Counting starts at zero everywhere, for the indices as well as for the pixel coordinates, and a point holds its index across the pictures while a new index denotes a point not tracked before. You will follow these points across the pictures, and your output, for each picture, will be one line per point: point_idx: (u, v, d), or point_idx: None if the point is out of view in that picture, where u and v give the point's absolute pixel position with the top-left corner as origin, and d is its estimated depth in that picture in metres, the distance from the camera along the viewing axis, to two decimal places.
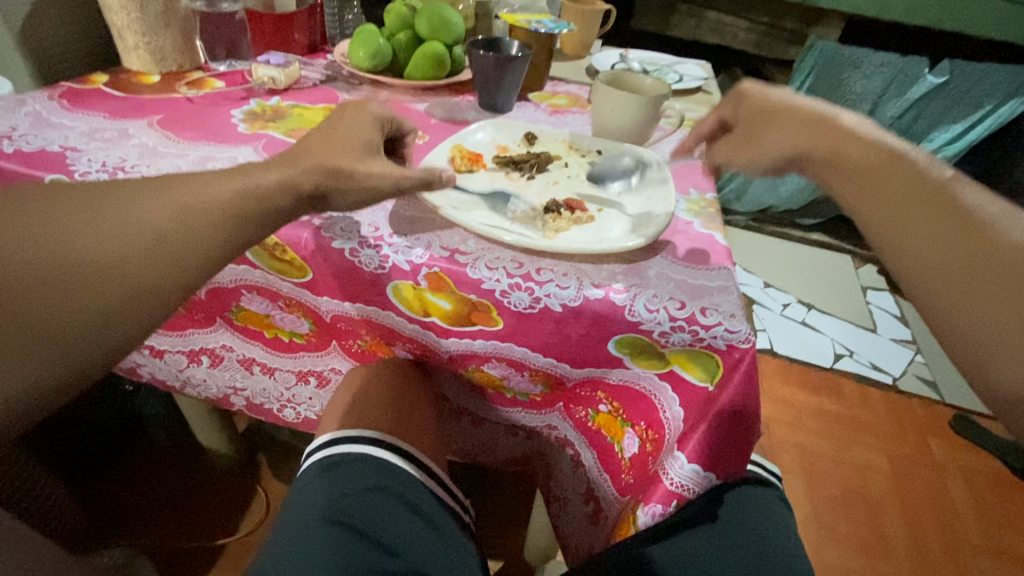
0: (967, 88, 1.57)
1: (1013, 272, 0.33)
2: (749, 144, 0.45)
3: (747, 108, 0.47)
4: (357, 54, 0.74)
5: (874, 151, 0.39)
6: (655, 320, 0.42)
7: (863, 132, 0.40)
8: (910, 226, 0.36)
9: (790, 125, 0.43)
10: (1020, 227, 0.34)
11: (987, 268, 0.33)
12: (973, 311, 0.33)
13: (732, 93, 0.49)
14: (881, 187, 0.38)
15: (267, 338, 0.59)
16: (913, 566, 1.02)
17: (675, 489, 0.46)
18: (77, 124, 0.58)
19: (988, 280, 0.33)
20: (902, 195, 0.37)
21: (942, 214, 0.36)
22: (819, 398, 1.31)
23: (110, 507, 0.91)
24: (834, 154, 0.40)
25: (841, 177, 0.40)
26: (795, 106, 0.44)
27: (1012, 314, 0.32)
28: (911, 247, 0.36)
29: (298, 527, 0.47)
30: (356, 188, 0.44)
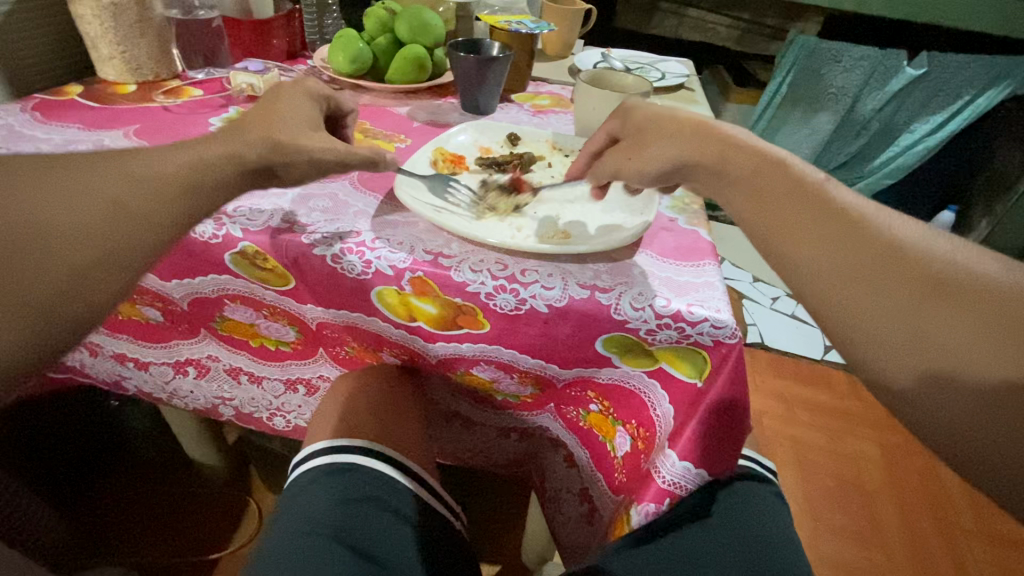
0: (947, 78, 1.58)
1: (894, 261, 0.35)
2: (648, 147, 0.46)
3: (640, 114, 0.48)
4: (337, 59, 0.73)
5: (755, 160, 0.42)
6: (641, 318, 0.42)
7: (737, 145, 0.43)
8: (797, 222, 0.38)
9: (675, 138, 0.45)
10: (889, 222, 0.37)
11: (867, 255, 0.35)
12: (856, 299, 0.34)
13: (620, 107, 0.51)
14: (766, 195, 0.40)
15: (252, 347, 0.58)
16: (907, 554, 1.02)
17: (667, 488, 0.46)
18: (51, 136, 0.57)
19: (865, 267, 0.35)
20: (783, 199, 0.39)
21: (821, 211, 0.38)
22: (811, 391, 1.32)
23: (98, 526, 0.89)
24: (721, 161, 0.43)
25: (735, 182, 0.42)
26: (681, 117, 0.46)
27: (906, 300, 0.33)
28: (799, 242, 0.37)
29: (287, 538, 0.47)
30: (301, 161, 0.44)
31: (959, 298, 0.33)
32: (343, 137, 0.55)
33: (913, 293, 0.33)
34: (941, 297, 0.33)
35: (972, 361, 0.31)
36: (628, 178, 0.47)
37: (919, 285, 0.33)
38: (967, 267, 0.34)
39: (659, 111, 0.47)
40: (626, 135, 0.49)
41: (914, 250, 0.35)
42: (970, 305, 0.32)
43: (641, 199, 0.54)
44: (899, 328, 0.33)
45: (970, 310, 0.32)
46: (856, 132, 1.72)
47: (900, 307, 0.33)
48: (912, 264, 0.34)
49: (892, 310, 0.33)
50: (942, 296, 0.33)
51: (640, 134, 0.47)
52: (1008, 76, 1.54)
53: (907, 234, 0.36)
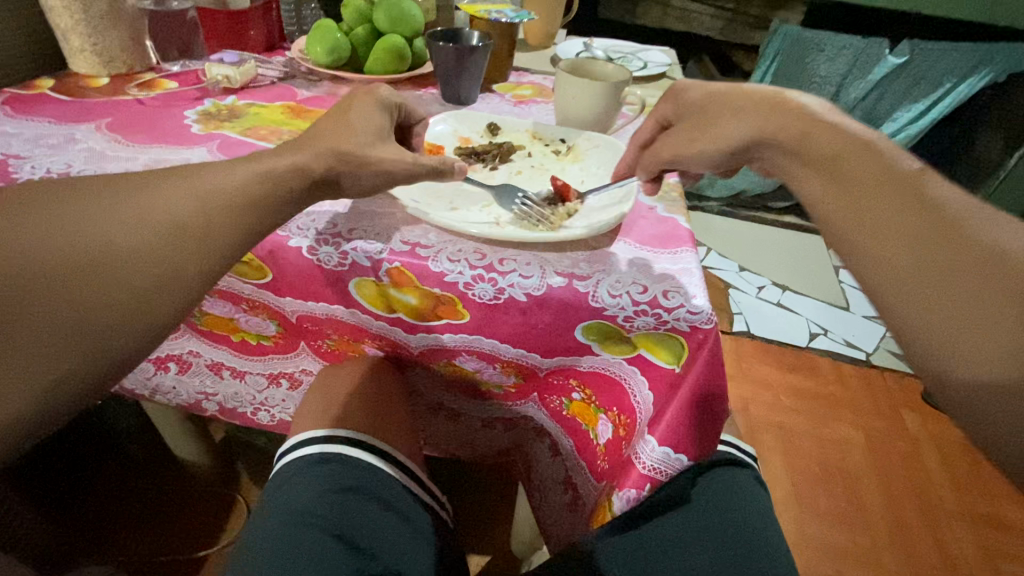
0: (927, 68, 1.61)
1: (981, 266, 0.32)
2: (707, 136, 0.46)
3: (704, 99, 0.48)
4: (314, 50, 0.72)
5: (840, 138, 0.39)
6: (618, 305, 0.42)
7: (822, 120, 0.41)
8: (875, 207, 0.36)
9: (753, 113, 0.43)
10: (984, 221, 0.34)
11: (949, 250, 0.33)
12: (932, 294, 0.33)
13: (680, 86, 0.50)
14: (844, 177, 0.38)
15: (233, 342, 0.57)
16: (890, 536, 1.04)
17: (648, 474, 0.47)
18: (20, 130, 0.56)
19: (948, 261, 0.33)
20: (863, 181, 0.37)
21: (905, 197, 0.36)
22: (796, 377, 1.34)
23: (85, 525, 0.89)
24: (796, 142, 0.40)
25: (805, 164, 0.40)
26: (752, 97, 0.44)
27: (983, 311, 0.31)
28: (874, 227, 0.36)
29: (273, 529, 0.46)
30: (369, 172, 0.44)
31: None
32: (413, 146, 0.55)
33: (1002, 296, 0.31)
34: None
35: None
36: (686, 159, 0.47)
37: (1009, 290, 0.31)
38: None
39: (725, 96, 0.46)
40: (691, 114, 0.49)
41: (1009, 251, 0.33)
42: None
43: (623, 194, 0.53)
44: (983, 330, 0.31)
45: None
46: None
47: (977, 317, 0.31)
48: (1001, 272, 0.32)
49: (977, 314, 0.31)
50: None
51: (707, 115, 0.47)
52: (990, 62, 1.56)
53: (1005, 235, 0.33)
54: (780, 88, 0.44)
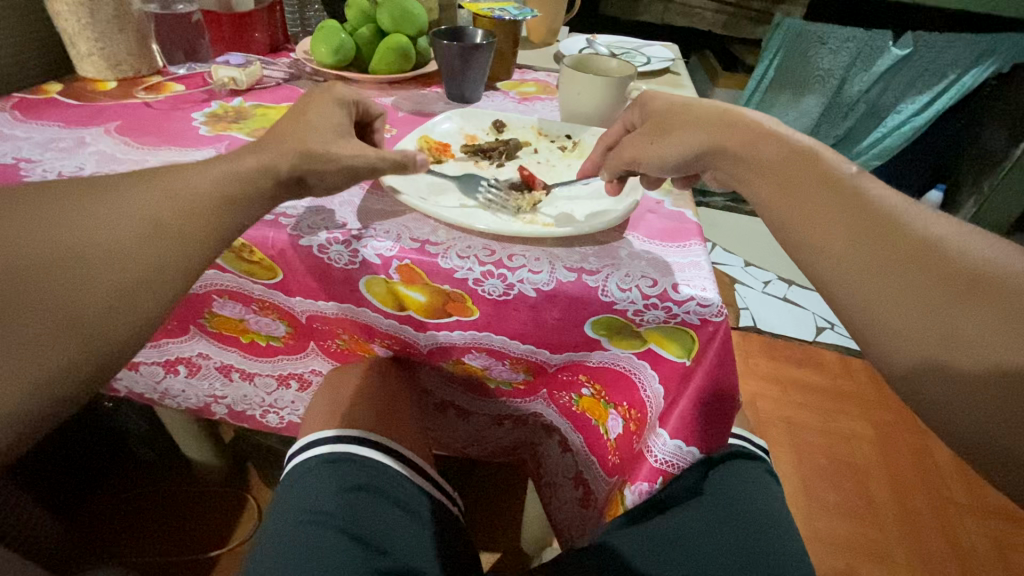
0: (931, 59, 1.58)
1: (922, 259, 0.34)
2: (666, 145, 0.46)
3: (659, 107, 0.49)
4: (319, 51, 0.73)
5: (785, 151, 0.42)
6: (628, 300, 0.43)
7: (766, 133, 0.43)
8: (822, 212, 0.38)
9: (704, 124, 0.45)
10: (919, 218, 0.37)
11: (890, 247, 0.35)
12: (879, 287, 0.35)
13: (639, 98, 0.51)
14: (792, 183, 0.40)
15: (244, 342, 0.58)
16: (900, 529, 1.04)
17: (660, 466, 0.46)
18: (31, 135, 0.56)
19: (892, 257, 0.35)
20: (809, 187, 0.39)
21: (848, 201, 0.38)
22: (804, 372, 1.33)
23: (100, 526, 0.90)
24: (746, 154, 0.43)
25: (756, 175, 0.42)
26: (704, 109, 0.46)
27: (929, 297, 0.33)
28: (823, 229, 0.37)
29: (286, 527, 0.47)
30: (315, 153, 0.44)
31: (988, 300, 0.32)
32: (374, 141, 0.54)
33: (943, 287, 0.33)
34: (967, 293, 0.32)
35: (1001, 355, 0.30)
36: (646, 167, 0.48)
37: (946, 280, 0.33)
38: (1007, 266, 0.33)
39: (678, 103, 0.48)
40: (646, 126, 0.49)
41: (946, 244, 0.35)
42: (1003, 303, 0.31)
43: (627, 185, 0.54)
44: (926, 320, 0.33)
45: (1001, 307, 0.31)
46: (844, 114, 1.71)
47: (925, 304, 0.33)
48: (941, 262, 0.34)
49: (919, 304, 0.33)
50: (967, 296, 0.32)
51: (664, 126, 0.48)
52: (994, 52, 1.53)
53: (942, 232, 0.36)
54: (727, 103, 0.47)
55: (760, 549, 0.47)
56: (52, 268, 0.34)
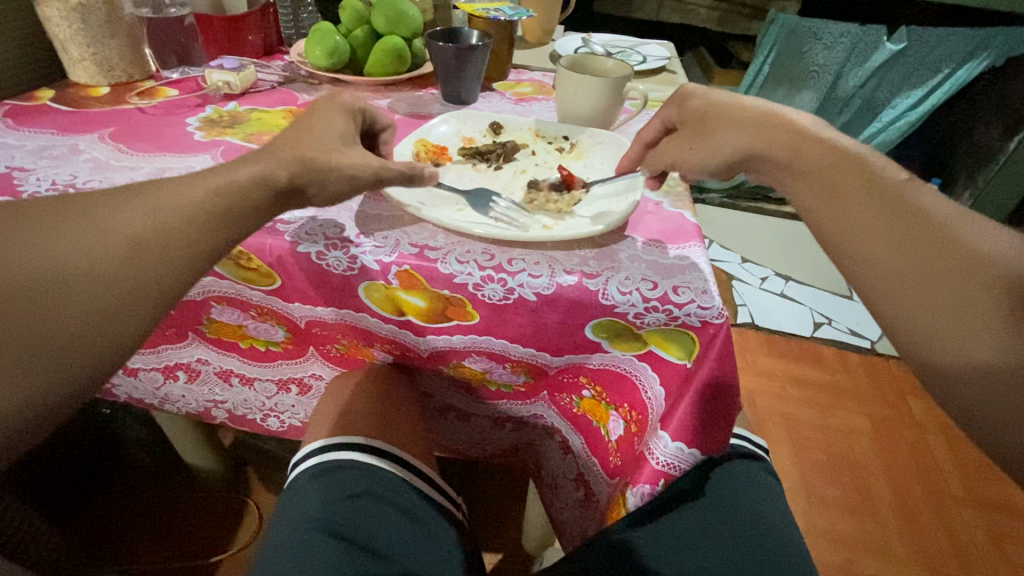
0: (925, 53, 1.58)
1: (967, 271, 0.35)
2: (708, 142, 0.47)
3: (698, 106, 0.49)
4: (314, 53, 0.72)
5: (831, 154, 0.41)
6: (629, 303, 0.42)
7: (810, 135, 0.43)
8: (863, 215, 0.38)
9: (746, 126, 0.45)
10: (967, 229, 0.37)
11: (929, 254, 0.36)
12: (915, 294, 0.36)
13: (677, 95, 0.51)
14: (839, 191, 0.40)
15: (242, 348, 0.57)
16: (900, 523, 1.05)
17: (662, 469, 0.47)
18: (24, 142, 0.56)
19: (930, 265, 0.36)
20: (855, 195, 0.39)
21: (889, 206, 0.38)
22: (801, 367, 1.34)
23: (100, 533, 0.89)
24: (787, 153, 0.43)
25: (799, 175, 0.42)
26: (745, 109, 0.46)
27: (970, 310, 0.34)
28: (862, 233, 0.38)
29: (288, 535, 0.47)
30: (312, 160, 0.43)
31: None
32: (383, 153, 0.54)
33: (976, 299, 0.34)
34: (1001, 305, 0.34)
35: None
36: (686, 168, 0.48)
37: (982, 291, 0.34)
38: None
39: (714, 101, 0.48)
40: (687, 123, 0.50)
41: (992, 256, 0.35)
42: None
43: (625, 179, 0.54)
44: (957, 328, 0.34)
45: None
46: (839, 110, 1.71)
47: (967, 316, 0.34)
48: (986, 276, 0.35)
49: (953, 313, 0.34)
50: (1008, 310, 0.33)
51: (701, 126, 0.48)
52: (988, 47, 1.55)
53: (988, 243, 0.36)
54: (768, 104, 0.46)
55: (761, 545, 0.47)
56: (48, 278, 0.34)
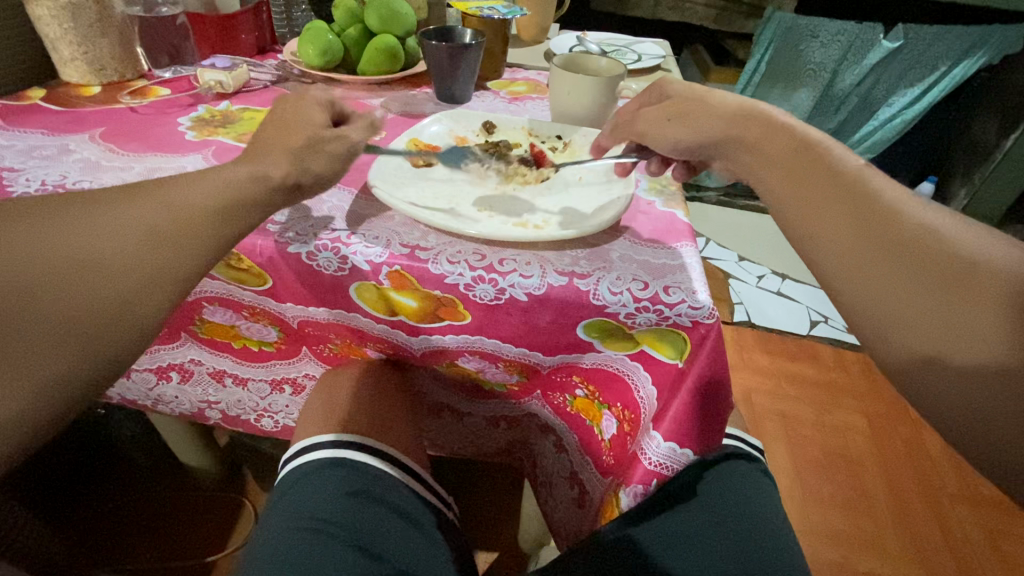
0: (922, 50, 1.57)
1: (920, 249, 0.35)
2: (687, 124, 0.46)
3: (682, 91, 0.49)
4: (306, 51, 0.72)
5: (792, 141, 0.42)
6: (620, 303, 0.42)
7: (775, 124, 0.43)
8: (818, 195, 0.39)
9: (717, 113, 0.45)
10: (919, 211, 0.37)
11: (878, 231, 0.36)
12: (866, 272, 0.36)
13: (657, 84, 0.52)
14: (799, 174, 0.40)
15: (235, 348, 0.57)
16: (895, 521, 1.05)
17: (654, 468, 0.47)
18: (14, 142, 0.55)
19: (880, 242, 0.36)
20: (813, 177, 0.40)
21: (847, 186, 0.38)
22: (797, 365, 1.34)
23: (95, 533, 0.89)
24: (755, 138, 0.43)
25: (762, 158, 0.42)
26: (723, 99, 0.46)
27: (920, 284, 0.34)
28: (819, 211, 0.38)
29: (278, 534, 0.47)
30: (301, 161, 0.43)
31: (977, 292, 0.33)
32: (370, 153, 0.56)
33: (924, 275, 0.34)
34: (944, 283, 0.34)
35: (964, 348, 0.32)
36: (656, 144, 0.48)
37: (927, 268, 0.34)
38: (993, 258, 0.34)
39: (696, 89, 0.48)
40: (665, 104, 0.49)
41: (942, 236, 0.35)
42: (987, 293, 0.33)
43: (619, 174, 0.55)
44: (905, 303, 0.34)
45: (989, 298, 0.33)
46: (836, 107, 1.71)
47: (919, 291, 0.34)
48: (938, 253, 0.35)
49: (898, 291, 0.34)
50: (956, 287, 0.33)
51: (682, 105, 0.47)
52: (984, 44, 1.54)
53: (939, 225, 0.36)
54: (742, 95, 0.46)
55: (750, 545, 0.48)
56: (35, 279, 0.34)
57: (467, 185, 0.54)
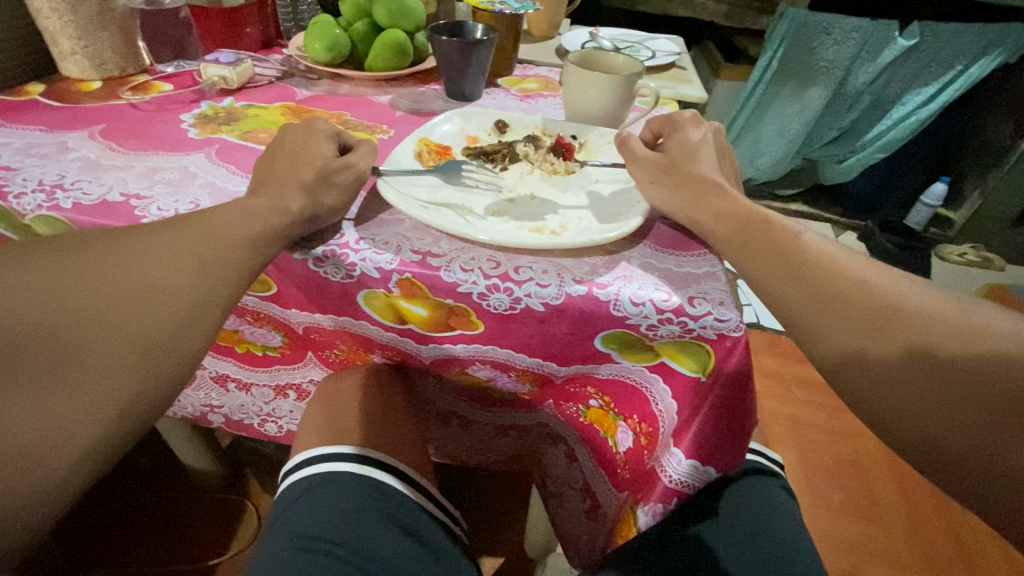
0: (938, 49, 1.54)
1: (856, 300, 0.38)
2: (663, 186, 0.47)
3: (675, 147, 0.50)
4: (312, 46, 0.70)
5: (744, 211, 0.44)
6: (642, 314, 0.40)
7: (737, 199, 0.45)
8: (774, 266, 0.41)
9: (689, 182, 0.46)
10: (852, 263, 0.41)
11: (830, 293, 0.39)
12: (831, 329, 0.38)
13: (675, 117, 0.53)
14: (751, 240, 0.43)
15: (238, 353, 0.56)
16: (908, 529, 1.03)
17: (673, 486, 0.48)
18: (11, 140, 0.54)
19: (836, 305, 0.38)
20: (759, 243, 0.42)
21: (787, 251, 0.42)
22: (808, 369, 1.32)
23: (95, 535, 0.88)
24: (711, 221, 0.44)
25: (723, 231, 0.44)
26: (705, 167, 0.48)
27: (860, 333, 0.37)
28: (777, 281, 0.41)
29: (280, 554, 0.45)
30: None
31: (898, 331, 0.37)
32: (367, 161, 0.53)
33: (871, 326, 0.37)
34: (899, 326, 0.37)
35: (924, 354, 0.36)
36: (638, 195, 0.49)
37: (879, 321, 0.37)
38: (926, 299, 0.38)
39: (689, 148, 0.49)
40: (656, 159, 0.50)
41: (872, 286, 0.39)
42: (911, 334, 0.36)
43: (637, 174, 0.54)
44: (875, 350, 0.37)
45: (911, 337, 0.36)
46: (848, 106, 1.68)
47: (857, 339, 0.37)
48: (871, 302, 0.38)
49: (863, 341, 0.37)
50: (885, 329, 0.37)
51: (665, 165, 0.48)
52: (1001, 44, 1.51)
53: (870, 276, 0.40)
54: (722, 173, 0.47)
55: (788, 564, 0.46)
56: None
57: (480, 186, 0.52)
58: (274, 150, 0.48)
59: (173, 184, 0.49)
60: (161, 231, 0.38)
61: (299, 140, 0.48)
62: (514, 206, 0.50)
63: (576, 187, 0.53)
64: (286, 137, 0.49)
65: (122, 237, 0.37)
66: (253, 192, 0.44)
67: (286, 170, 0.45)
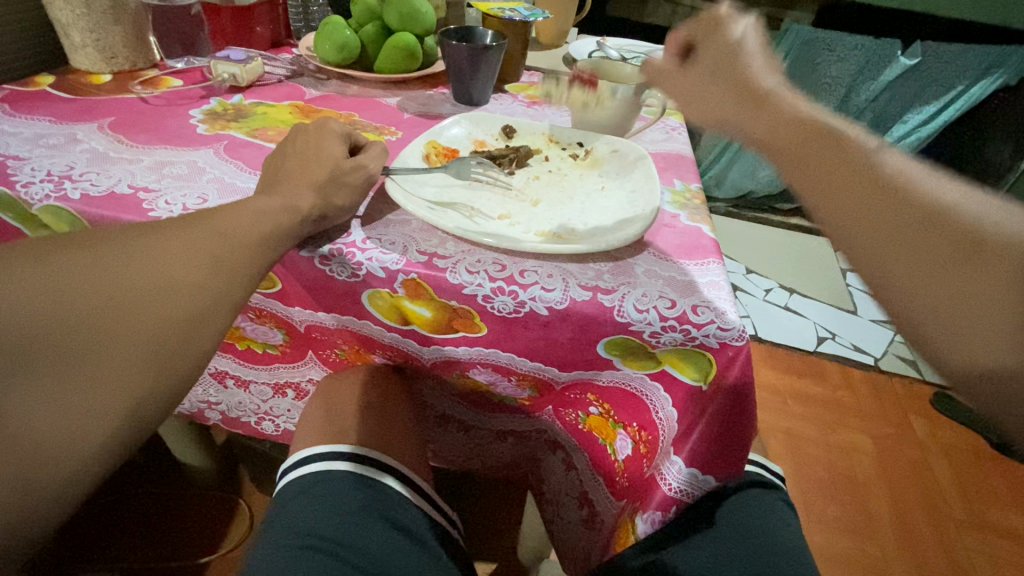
0: (938, 70, 1.56)
1: (937, 224, 0.33)
2: (703, 91, 0.47)
3: (711, 52, 0.48)
4: (323, 48, 0.71)
5: (804, 129, 0.40)
6: (645, 321, 0.41)
7: (788, 117, 0.41)
8: (832, 177, 0.37)
9: (735, 92, 0.45)
10: (932, 184, 0.35)
11: (901, 217, 0.34)
12: (900, 256, 0.33)
13: (708, 17, 0.49)
14: (818, 160, 0.38)
15: (239, 350, 0.56)
16: (900, 546, 1.03)
17: (672, 495, 0.47)
18: (20, 129, 0.54)
19: (908, 228, 0.34)
20: (823, 160, 0.37)
21: (858, 172, 0.36)
22: (804, 382, 1.32)
23: (85, 528, 0.87)
24: (763, 132, 0.41)
25: None
26: (754, 66, 0.46)
27: (943, 265, 0.32)
28: (838, 197, 0.36)
29: (276, 552, 0.44)
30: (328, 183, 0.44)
31: (987, 264, 0.32)
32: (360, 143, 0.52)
33: (957, 258, 0.32)
34: (980, 264, 0.32)
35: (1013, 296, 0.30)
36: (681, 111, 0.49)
37: (960, 253, 0.32)
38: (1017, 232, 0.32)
39: (728, 50, 0.47)
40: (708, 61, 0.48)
41: (955, 210, 0.34)
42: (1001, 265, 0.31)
43: (643, 184, 0.53)
44: (944, 287, 0.32)
45: (1005, 271, 0.31)
46: None
47: (937, 267, 0.32)
48: (955, 230, 0.33)
49: (935, 276, 0.32)
50: (972, 259, 0.32)
51: (710, 69, 0.47)
52: (1003, 64, 1.51)
53: (957, 200, 0.34)
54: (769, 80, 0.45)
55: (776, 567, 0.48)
56: (44, 279, 0.32)
57: (484, 188, 0.52)
58: (285, 151, 0.48)
59: (178, 180, 0.49)
60: (173, 224, 0.39)
61: (311, 139, 0.48)
62: (521, 208, 0.50)
63: (580, 196, 0.53)
64: (297, 136, 0.49)
65: (136, 233, 0.37)
66: (263, 190, 0.45)
67: (298, 170, 0.46)
